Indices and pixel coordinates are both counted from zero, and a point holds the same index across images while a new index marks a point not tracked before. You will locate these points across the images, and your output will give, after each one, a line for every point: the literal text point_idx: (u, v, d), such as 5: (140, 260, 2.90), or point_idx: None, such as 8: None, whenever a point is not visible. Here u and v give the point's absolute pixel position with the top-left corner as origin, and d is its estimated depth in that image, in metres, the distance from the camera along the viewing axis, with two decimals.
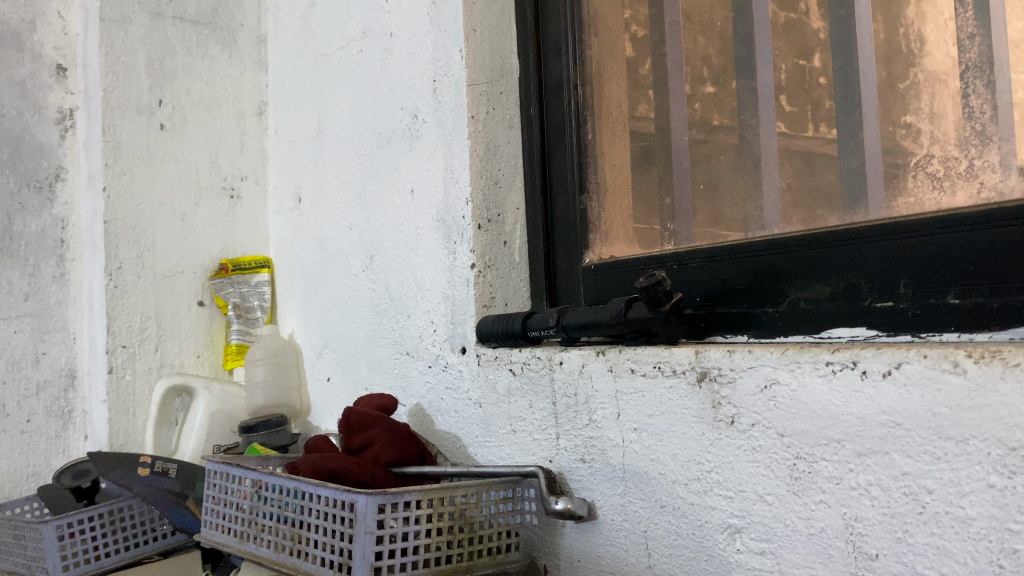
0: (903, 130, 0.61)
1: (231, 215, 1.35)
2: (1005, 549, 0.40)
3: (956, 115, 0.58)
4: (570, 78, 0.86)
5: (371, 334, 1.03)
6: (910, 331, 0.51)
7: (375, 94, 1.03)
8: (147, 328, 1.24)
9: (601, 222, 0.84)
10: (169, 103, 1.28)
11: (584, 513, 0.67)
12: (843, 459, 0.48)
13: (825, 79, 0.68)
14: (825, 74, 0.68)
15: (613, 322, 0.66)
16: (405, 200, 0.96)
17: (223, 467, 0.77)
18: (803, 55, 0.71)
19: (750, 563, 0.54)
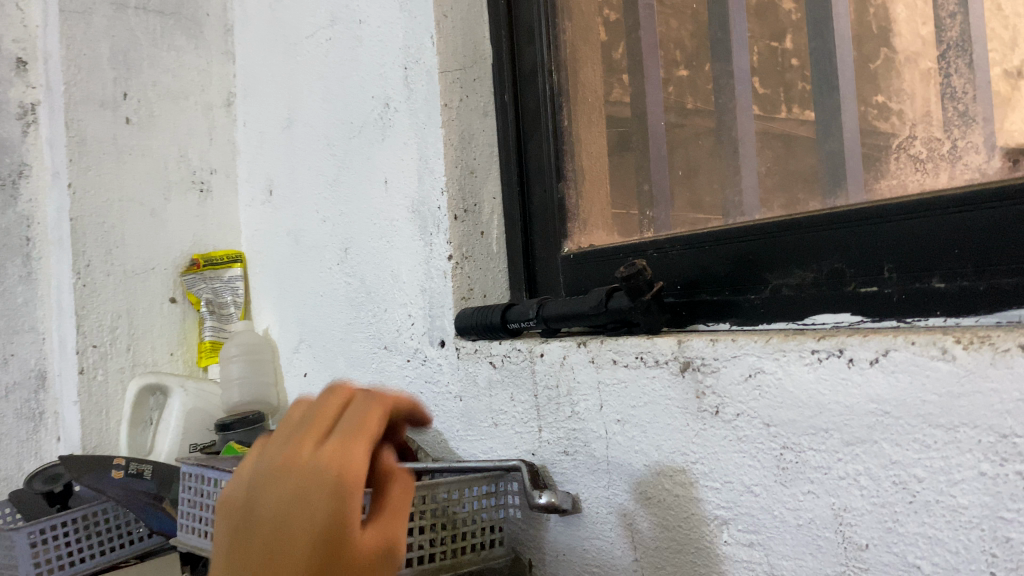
0: (875, 110, 0.62)
1: (201, 209, 1.32)
2: (998, 538, 0.39)
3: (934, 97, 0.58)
4: (545, 63, 0.84)
5: (347, 329, 1.02)
6: (895, 317, 0.50)
7: (346, 84, 1.00)
8: (118, 327, 1.21)
9: (578, 210, 0.83)
10: (135, 95, 1.25)
11: (568, 506, 0.66)
12: (831, 448, 0.47)
13: (798, 61, 0.69)
14: (798, 56, 0.69)
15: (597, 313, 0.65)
16: (379, 191, 0.94)
17: (199, 469, 0.75)
18: (776, 37, 0.71)
19: (737, 555, 0.53)
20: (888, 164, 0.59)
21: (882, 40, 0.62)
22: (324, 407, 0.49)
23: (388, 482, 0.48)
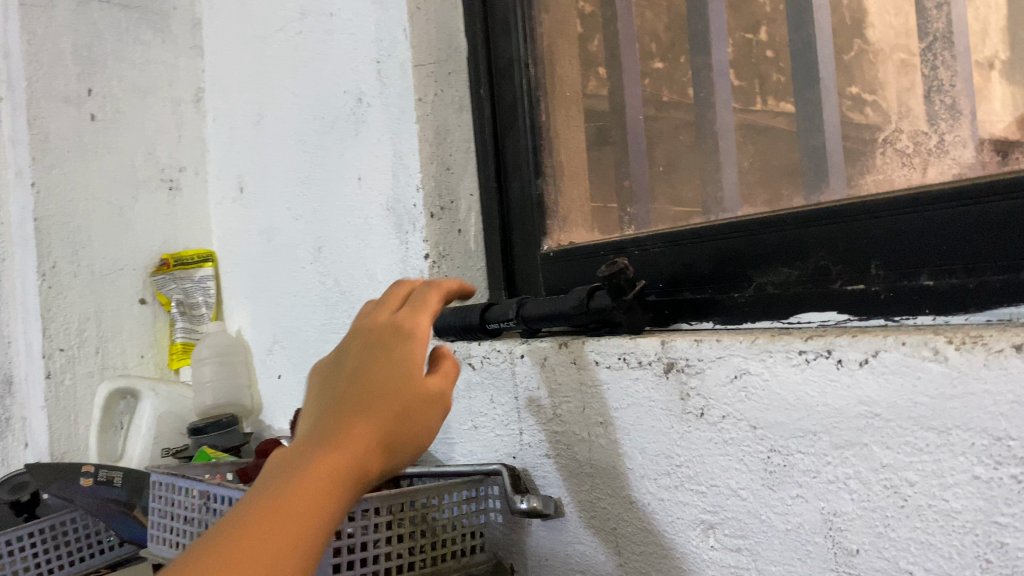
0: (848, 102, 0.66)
1: (171, 207, 1.29)
2: (992, 543, 0.38)
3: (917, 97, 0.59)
4: (521, 57, 0.81)
5: (322, 330, 0.99)
6: (882, 315, 0.49)
7: (318, 79, 0.98)
8: (86, 330, 1.17)
9: (558, 207, 0.81)
10: (100, 91, 1.21)
11: (551, 510, 0.65)
12: (820, 451, 0.46)
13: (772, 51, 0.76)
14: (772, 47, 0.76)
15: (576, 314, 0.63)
16: (353, 188, 0.92)
17: (170, 478, 0.72)
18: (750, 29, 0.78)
19: (725, 560, 0.52)
20: (875, 160, 0.58)
21: (854, 32, 0.68)
22: (391, 295, 0.58)
23: (442, 357, 0.53)
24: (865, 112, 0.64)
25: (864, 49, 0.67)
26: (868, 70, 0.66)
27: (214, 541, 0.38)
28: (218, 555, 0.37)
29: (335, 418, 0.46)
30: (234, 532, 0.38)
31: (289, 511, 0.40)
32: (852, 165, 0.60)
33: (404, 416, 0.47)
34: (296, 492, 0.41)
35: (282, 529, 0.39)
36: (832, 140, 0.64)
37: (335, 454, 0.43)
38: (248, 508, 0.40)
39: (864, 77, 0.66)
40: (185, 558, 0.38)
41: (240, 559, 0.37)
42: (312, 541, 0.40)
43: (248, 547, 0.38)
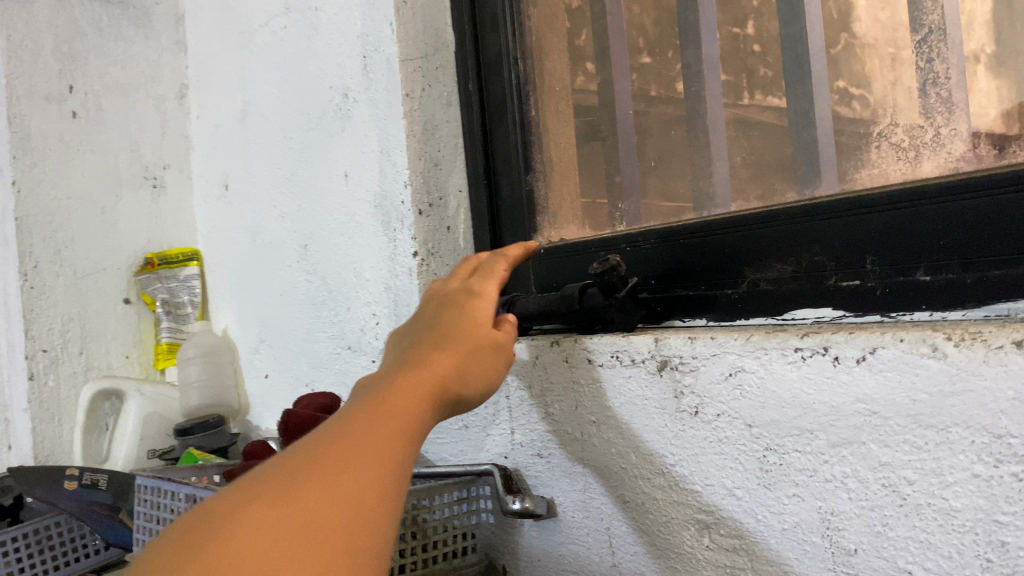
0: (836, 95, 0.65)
1: (155, 206, 1.27)
2: (993, 542, 0.38)
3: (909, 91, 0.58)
4: (510, 50, 0.81)
5: (309, 329, 0.98)
6: (878, 311, 0.48)
7: (303, 75, 0.97)
8: (70, 330, 1.15)
9: (548, 203, 0.81)
10: (81, 88, 1.19)
11: (543, 510, 0.64)
12: (817, 450, 0.45)
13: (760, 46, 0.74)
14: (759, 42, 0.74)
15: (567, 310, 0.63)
16: (340, 185, 0.91)
17: (155, 481, 0.71)
18: (737, 23, 0.76)
19: (720, 560, 0.51)
20: (870, 153, 0.58)
21: (842, 26, 0.66)
22: (457, 270, 0.59)
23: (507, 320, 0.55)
24: (852, 105, 0.63)
25: (852, 43, 0.64)
26: (855, 64, 0.64)
27: (317, 433, 0.36)
28: (330, 435, 0.35)
29: (411, 352, 0.45)
30: (334, 424, 0.36)
31: (388, 405, 0.38)
32: (846, 160, 0.60)
33: (477, 353, 0.47)
34: (391, 391, 0.39)
35: (380, 424, 0.36)
36: (824, 135, 0.63)
37: (418, 372, 0.42)
38: (341, 411, 0.38)
39: (851, 70, 0.64)
40: (289, 449, 0.35)
41: (353, 436, 0.35)
42: (413, 431, 0.38)
43: (355, 430, 0.35)
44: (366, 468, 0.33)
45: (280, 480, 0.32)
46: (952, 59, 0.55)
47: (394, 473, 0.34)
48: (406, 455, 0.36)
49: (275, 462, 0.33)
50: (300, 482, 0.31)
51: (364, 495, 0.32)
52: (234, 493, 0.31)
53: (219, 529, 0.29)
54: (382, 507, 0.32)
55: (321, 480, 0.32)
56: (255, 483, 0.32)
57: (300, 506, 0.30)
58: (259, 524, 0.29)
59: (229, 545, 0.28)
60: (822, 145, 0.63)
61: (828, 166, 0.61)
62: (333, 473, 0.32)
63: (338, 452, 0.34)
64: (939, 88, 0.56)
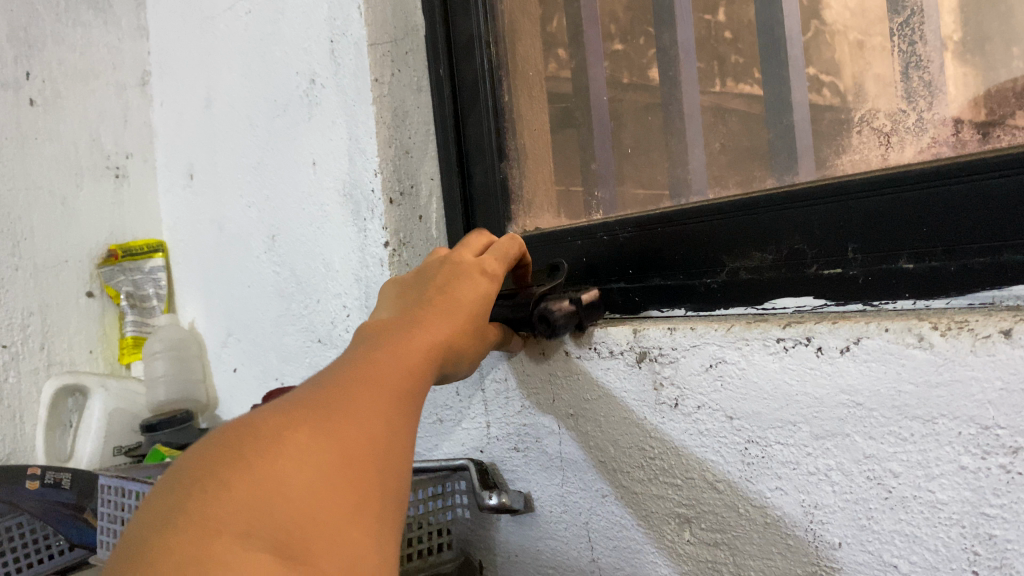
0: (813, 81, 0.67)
1: (118, 196, 1.24)
2: (980, 535, 0.37)
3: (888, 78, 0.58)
4: (482, 34, 0.77)
5: (278, 322, 0.96)
6: (859, 300, 0.47)
7: (268, 60, 0.94)
8: (30, 325, 1.11)
9: (522, 192, 0.79)
10: (38, 75, 1.14)
11: (519, 506, 0.63)
12: (800, 442, 0.44)
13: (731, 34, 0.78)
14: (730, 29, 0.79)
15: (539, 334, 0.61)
16: (308, 174, 0.88)
17: (118, 481, 0.68)
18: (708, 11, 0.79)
19: (701, 555, 0.51)
20: (851, 138, 0.57)
21: (812, 12, 0.69)
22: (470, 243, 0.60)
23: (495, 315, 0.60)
24: (823, 92, 0.65)
25: (821, 30, 0.68)
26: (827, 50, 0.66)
27: (340, 372, 0.40)
28: (353, 378, 0.39)
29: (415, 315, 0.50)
30: (354, 367, 0.40)
31: (397, 361, 0.43)
32: (825, 145, 0.59)
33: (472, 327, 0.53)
34: (398, 349, 0.44)
35: (404, 376, 0.41)
36: (801, 122, 0.63)
37: (420, 336, 0.47)
38: (354, 358, 0.42)
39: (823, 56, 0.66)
40: (312, 383, 0.39)
41: (375, 383, 0.39)
42: (419, 384, 0.43)
43: (375, 376, 0.40)
44: (385, 411, 0.38)
45: (318, 408, 0.36)
46: (930, 42, 0.56)
47: (406, 418, 0.39)
48: (411, 404, 0.40)
49: (304, 393, 0.37)
50: (335, 414, 0.35)
51: (386, 435, 0.37)
52: (274, 415, 0.35)
53: (267, 443, 0.33)
54: (400, 446, 0.37)
55: (353, 416, 0.36)
56: (293, 409, 0.35)
57: (338, 435, 0.35)
58: (303, 444, 0.33)
59: (279, 459, 0.32)
60: (799, 132, 0.62)
61: (806, 152, 0.60)
62: (362, 412, 0.37)
63: (362, 393, 0.38)
64: (922, 71, 0.55)
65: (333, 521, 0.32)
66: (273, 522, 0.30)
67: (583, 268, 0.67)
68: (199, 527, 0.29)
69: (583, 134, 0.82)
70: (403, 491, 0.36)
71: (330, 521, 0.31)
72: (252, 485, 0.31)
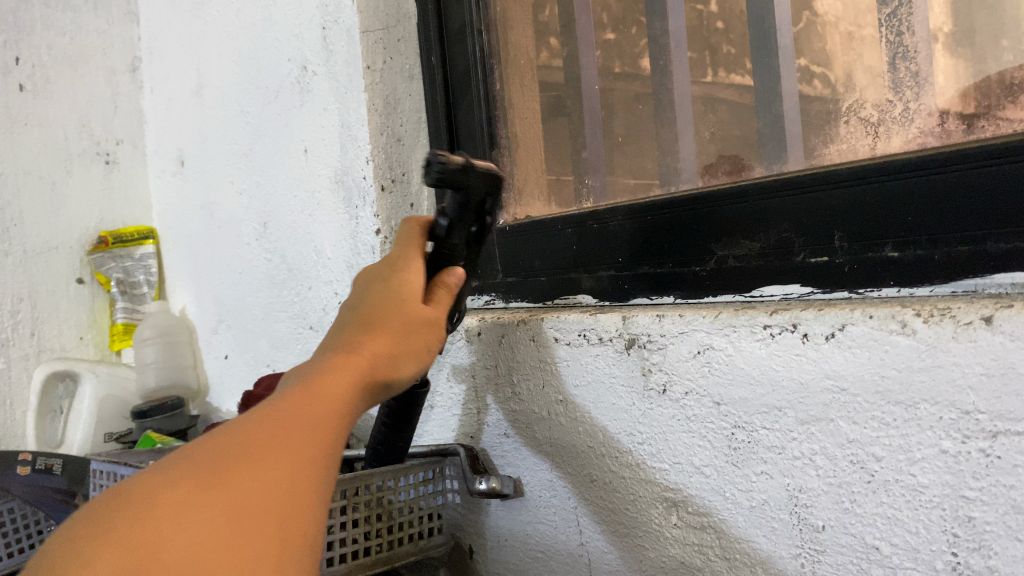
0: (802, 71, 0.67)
1: (107, 182, 1.23)
2: (960, 517, 0.38)
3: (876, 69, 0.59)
4: (473, 22, 0.77)
5: (268, 308, 0.96)
6: (845, 288, 0.48)
7: (259, 46, 0.94)
8: (20, 311, 1.11)
9: (514, 180, 0.79)
10: (28, 60, 1.14)
11: (509, 490, 0.63)
12: (785, 427, 0.45)
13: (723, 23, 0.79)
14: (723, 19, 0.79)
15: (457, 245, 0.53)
16: (299, 160, 0.88)
17: (109, 466, 0.69)
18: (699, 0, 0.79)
19: (688, 538, 0.51)
20: (839, 127, 0.58)
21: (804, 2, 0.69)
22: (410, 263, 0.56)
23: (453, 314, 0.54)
24: (814, 82, 0.66)
25: (812, 21, 0.68)
26: (818, 40, 0.67)
27: (248, 424, 0.34)
28: (261, 431, 0.34)
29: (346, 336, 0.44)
30: (265, 415, 0.35)
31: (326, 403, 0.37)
32: (813, 135, 0.59)
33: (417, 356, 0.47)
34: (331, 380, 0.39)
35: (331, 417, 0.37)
36: (790, 111, 0.64)
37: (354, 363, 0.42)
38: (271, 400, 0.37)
39: (814, 47, 0.67)
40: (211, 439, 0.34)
41: (287, 440, 0.34)
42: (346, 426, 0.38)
43: (289, 430, 0.34)
44: (294, 480, 0.33)
45: (210, 480, 0.31)
46: (919, 33, 0.56)
47: (322, 484, 0.34)
48: (330, 465, 0.35)
49: (198, 454, 0.32)
50: (229, 491, 0.30)
51: (291, 509, 0.32)
52: (156, 487, 0.30)
53: (140, 526, 0.28)
54: (310, 515, 0.32)
55: (252, 489, 0.31)
56: (179, 479, 0.30)
57: (229, 516, 0.30)
58: (182, 528, 0.28)
59: (150, 548, 0.27)
60: (788, 121, 0.63)
61: (795, 141, 0.60)
62: (264, 482, 0.32)
63: (269, 456, 0.33)
64: (910, 62, 0.56)
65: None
66: None
67: (573, 255, 0.68)
68: None
69: (574, 122, 0.83)
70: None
71: None
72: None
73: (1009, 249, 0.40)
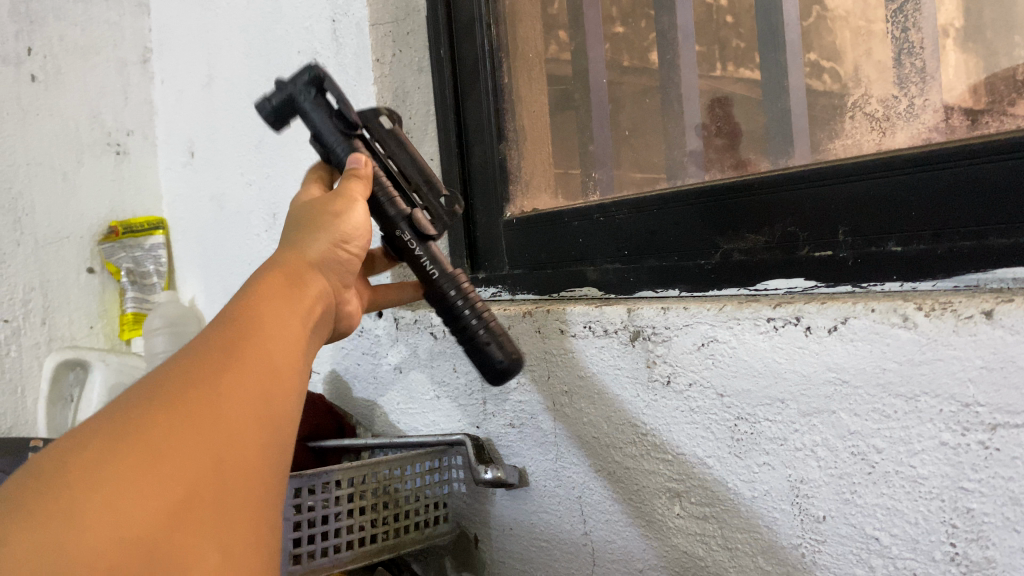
0: (810, 68, 0.68)
1: (117, 172, 1.24)
2: (958, 508, 0.38)
3: (885, 66, 0.59)
4: (482, 16, 0.77)
5: None
6: (849, 282, 0.48)
7: (269, 38, 0.94)
8: (31, 301, 1.12)
9: (520, 172, 0.78)
10: (40, 51, 1.14)
11: (514, 480, 0.64)
12: (787, 419, 0.46)
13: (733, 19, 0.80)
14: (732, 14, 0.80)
15: (345, 146, 0.56)
16: (309, 153, 0.89)
17: None
18: None
19: (690, 528, 0.52)
20: (844, 122, 0.58)
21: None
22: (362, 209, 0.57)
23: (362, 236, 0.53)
24: (822, 78, 0.66)
25: (823, 16, 0.69)
26: (827, 36, 0.69)
27: (188, 363, 0.34)
28: (208, 372, 0.33)
29: (274, 274, 0.44)
30: (206, 352, 0.35)
31: (261, 350, 0.37)
32: (819, 130, 0.60)
33: (346, 251, 0.50)
34: (277, 327, 0.39)
35: (276, 367, 0.37)
36: (797, 106, 0.65)
37: (294, 313, 0.42)
38: (201, 338, 0.36)
39: (822, 44, 0.68)
40: (157, 377, 0.33)
41: (220, 388, 0.33)
42: (289, 375, 0.38)
43: (223, 377, 0.34)
44: (238, 434, 0.33)
45: (140, 431, 0.30)
46: (925, 29, 0.57)
47: (261, 440, 0.34)
48: (273, 415, 0.36)
49: (141, 400, 0.31)
50: (160, 442, 0.30)
51: (231, 466, 0.32)
52: (74, 446, 0.29)
53: (61, 490, 0.27)
54: (248, 474, 0.33)
55: (183, 441, 0.30)
56: (111, 427, 0.30)
57: (158, 472, 0.29)
58: (108, 485, 0.28)
59: (85, 505, 0.27)
60: (794, 116, 0.64)
61: (801, 135, 0.61)
62: (205, 431, 0.31)
63: (215, 406, 0.32)
64: (915, 58, 0.56)
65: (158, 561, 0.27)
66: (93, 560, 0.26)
67: (579, 247, 0.68)
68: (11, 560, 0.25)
69: (581, 116, 0.84)
70: (249, 534, 0.32)
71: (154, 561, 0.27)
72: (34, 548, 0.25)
73: (1011, 243, 0.41)
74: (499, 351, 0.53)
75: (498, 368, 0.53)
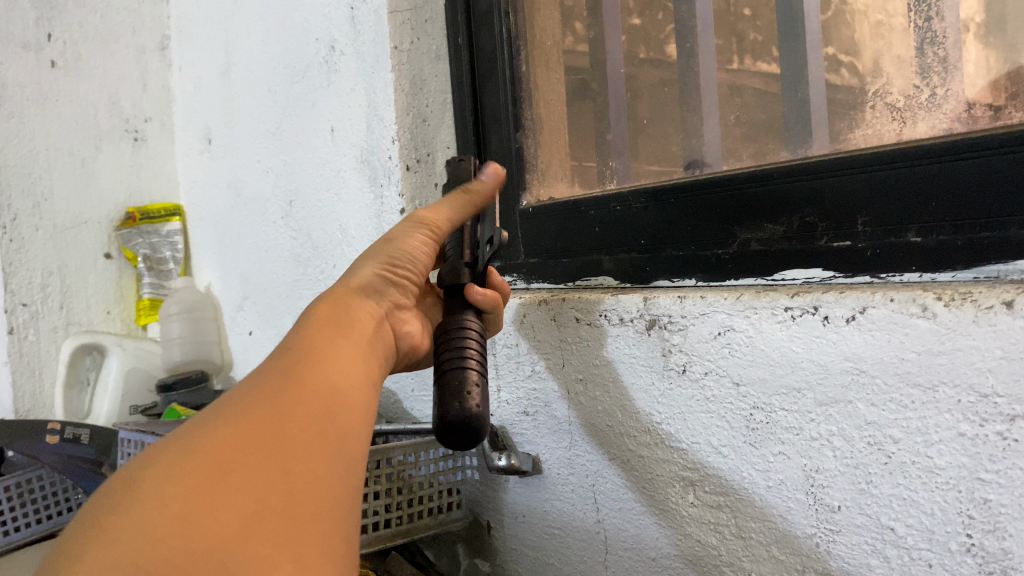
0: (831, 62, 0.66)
1: (135, 159, 1.25)
2: (975, 499, 0.38)
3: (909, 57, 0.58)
4: (501, 3, 0.77)
5: (293, 287, 0.98)
6: (867, 272, 0.48)
7: (287, 25, 0.94)
8: (50, 285, 1.13)
9: (537, 161, 0.79)
10: (60, 37, 1.15)
11: (527, 467, 0.65)
12: (804, 409, 0.46)
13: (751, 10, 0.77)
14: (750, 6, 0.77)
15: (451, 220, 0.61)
16: (326, 140, 0.89)
17: (138, 435, 0.76)
18: None
19: (704, 517, 0.52)
20: (864, 113, 0.58)
21: None
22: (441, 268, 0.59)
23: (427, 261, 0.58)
24: (840, 73, 0.65)
25: (841, 10, 0.67)
26: (845, 31, 0.66)
27: (248, 390, 0.37)
28: (266, 396, 0.37)
29: (316, 311, 0.48)
30: (265, 381, 0.38)
31: (322, 386, 0.40)
32: (838, 120, 0.60)
33: (398, 270, 0.55)
34: (329, 357, 0.42)
35: (333, 388, 0.40)
36: (816, 98, 0.64)
37: (344, 345, 0.45)
38: (264, 378, 0.39)
39: (841, 38, 0.66)
40: (222, 402, 0.37)
41: (281, 418, 0.36)
42: (347, 394, 0.41)
43: (285, 409, 0.36)
44: (301, 439, 0.36)
45: (205, 455, 0.32)
46: (948, 19, 0.56)
47: (328, 445, 0.37)
48: (338, 425, 0.38)
49: (208, 421, 0.35)
50: (225, 462, 0.32)
51: (301, 463, 0.34)
52: (144, 468, 0.31)
53: (136, 494, 0.30)
54: (320, 471, 0.35)
55: (247, 461, 0.33)
56: (181, 443, 0.33)
57: (223, 484, 0.31)
58: (175, 488, 0.30)
59: (160, 499, 0.30)
60: (813, 107, 0.63)
61: (820, 126, 0.61)
62: (268, 436, 0.34)
63: (274, 417, 0.36)
64: (938, 47, 0.55)
65: (239, 537, 0.30)
66: (168, 537, 0.28)
67: (596, 237, 0.68)
68: (96, 548, 0.28)
69: (599, 105, 0.84)
70: (334, 521, 0.34)
71: (232, 533, 0.30)
72: (107, 549, 0.28)
73: None
74: (457, 399, 0.45)
75: (447, 418, 0.45)
